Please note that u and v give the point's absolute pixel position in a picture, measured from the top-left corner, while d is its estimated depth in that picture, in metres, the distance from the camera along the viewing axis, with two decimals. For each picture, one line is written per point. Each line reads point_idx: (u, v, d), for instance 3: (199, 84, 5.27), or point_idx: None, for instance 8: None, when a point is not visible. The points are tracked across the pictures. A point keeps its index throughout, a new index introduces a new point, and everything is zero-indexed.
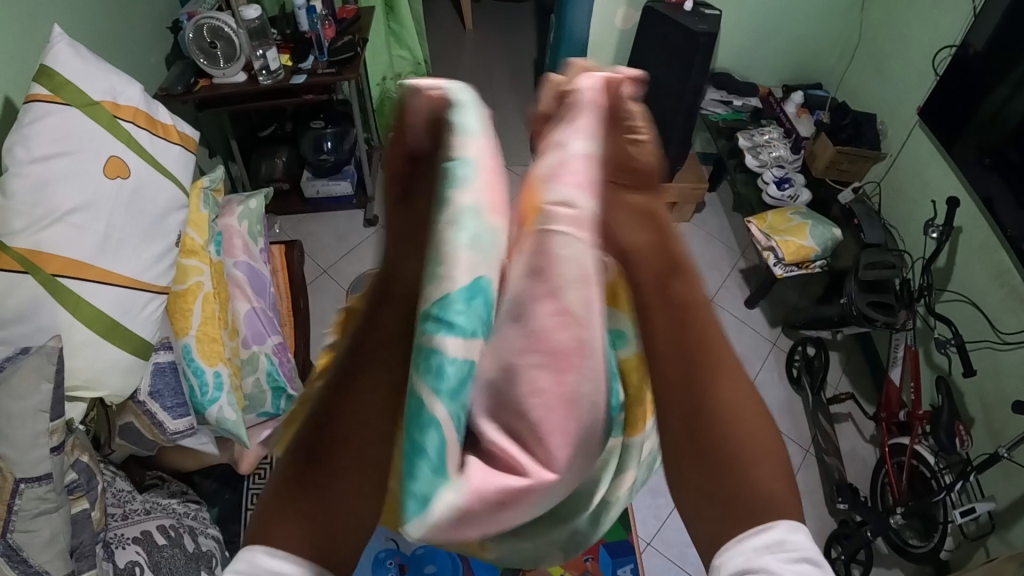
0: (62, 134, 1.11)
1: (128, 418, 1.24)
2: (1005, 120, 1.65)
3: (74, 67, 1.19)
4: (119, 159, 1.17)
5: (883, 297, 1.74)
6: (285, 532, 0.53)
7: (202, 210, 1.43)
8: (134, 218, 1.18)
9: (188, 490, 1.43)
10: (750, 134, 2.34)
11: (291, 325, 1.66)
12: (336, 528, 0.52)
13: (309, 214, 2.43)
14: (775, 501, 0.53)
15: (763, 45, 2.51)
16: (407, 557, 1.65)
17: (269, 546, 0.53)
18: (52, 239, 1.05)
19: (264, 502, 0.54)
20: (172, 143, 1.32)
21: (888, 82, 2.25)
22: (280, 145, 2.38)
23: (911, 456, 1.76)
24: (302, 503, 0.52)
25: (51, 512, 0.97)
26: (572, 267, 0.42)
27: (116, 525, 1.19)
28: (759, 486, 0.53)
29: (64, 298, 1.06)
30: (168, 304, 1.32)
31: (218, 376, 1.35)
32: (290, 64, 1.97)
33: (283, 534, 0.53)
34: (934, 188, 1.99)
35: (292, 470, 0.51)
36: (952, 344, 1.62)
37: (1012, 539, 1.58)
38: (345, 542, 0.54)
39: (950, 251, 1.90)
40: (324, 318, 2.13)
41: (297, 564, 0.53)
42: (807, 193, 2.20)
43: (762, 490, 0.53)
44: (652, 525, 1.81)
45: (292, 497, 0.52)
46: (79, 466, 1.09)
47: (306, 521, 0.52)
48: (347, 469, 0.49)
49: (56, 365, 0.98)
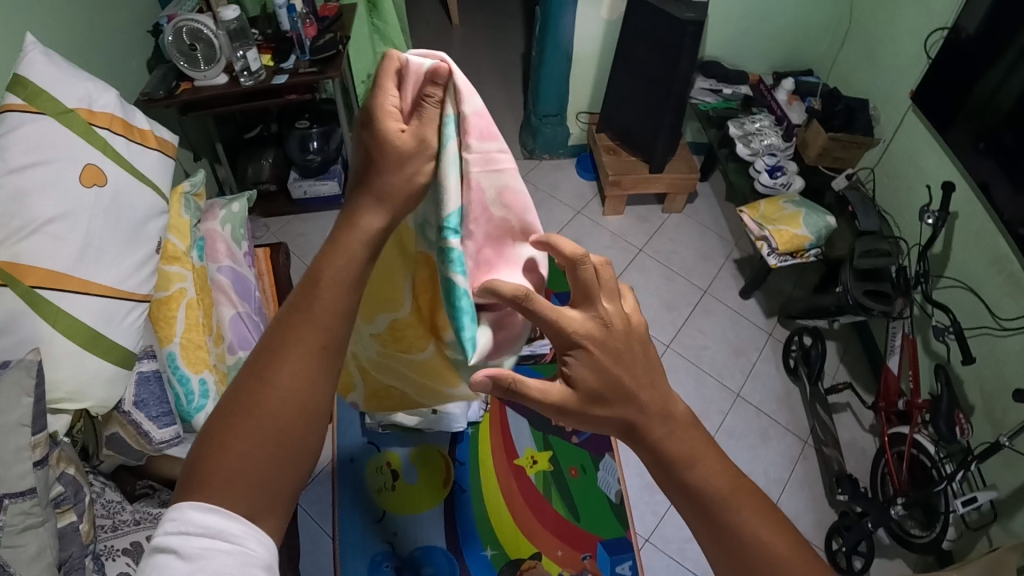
0: (36, 144, 1.09)
1: (113, 428, 1.21)
2: (998, 104, 1.63)
3: (47, 75, 1.16)
4: (96, 166, 1.15)
5: (879, 285, 1.71)
6: (221, 484, 0.60)
7: (184, 215, 1.41)
8: (114, 226, 1.15)
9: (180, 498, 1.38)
10: (740, 121, 2.32)
11: None
12: (283, 452, 0.63)
13: (297, 215, 2.41)
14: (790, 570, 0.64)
15: (752, 33, 2.48)
16: (403, 561, 1.64)
17: (198, 504, 0.59)
18: (30, 250, 1.03)
19: (205, 448, 0.62)
20: (150, 148, 1.30)
21: (880, 68, 2.22)
22: (266, 146, 2.35)
23: (911, 445, 1.74)
24: (238, 438, 0.61)
25: (37, 526, 0.94)
26: (482, 190, 0.74)
27: (105, 537, 1.18)
28: (770, 562, 0.64)
29: (42, 311, 1.03)
30: (151, 312, 1.30)
31: (204, 383, 1.32)
32: (272, 64, 1.95)
33: (218, 491, 0.60)
34: (929, 174, 1.96)
35: (237, 398, 0.63)
36: (951, 332, 1.59)
37: (1015, 528, 1.56)
38: (285, 471, 0.63)
39: (946, 237, 1.87)
40: None
41: (224, 517, 0.59)
42: (799, 180, 2.15)
43: (772, 561, 0.64)
44: (651, 522, 1.79)
45: (228, 428, 0.62)
46: (65, 479, 1.07)
47: (255, 451, 0.61)
48: (280, 403, 0.63)
49: (36, 378, 0.96)
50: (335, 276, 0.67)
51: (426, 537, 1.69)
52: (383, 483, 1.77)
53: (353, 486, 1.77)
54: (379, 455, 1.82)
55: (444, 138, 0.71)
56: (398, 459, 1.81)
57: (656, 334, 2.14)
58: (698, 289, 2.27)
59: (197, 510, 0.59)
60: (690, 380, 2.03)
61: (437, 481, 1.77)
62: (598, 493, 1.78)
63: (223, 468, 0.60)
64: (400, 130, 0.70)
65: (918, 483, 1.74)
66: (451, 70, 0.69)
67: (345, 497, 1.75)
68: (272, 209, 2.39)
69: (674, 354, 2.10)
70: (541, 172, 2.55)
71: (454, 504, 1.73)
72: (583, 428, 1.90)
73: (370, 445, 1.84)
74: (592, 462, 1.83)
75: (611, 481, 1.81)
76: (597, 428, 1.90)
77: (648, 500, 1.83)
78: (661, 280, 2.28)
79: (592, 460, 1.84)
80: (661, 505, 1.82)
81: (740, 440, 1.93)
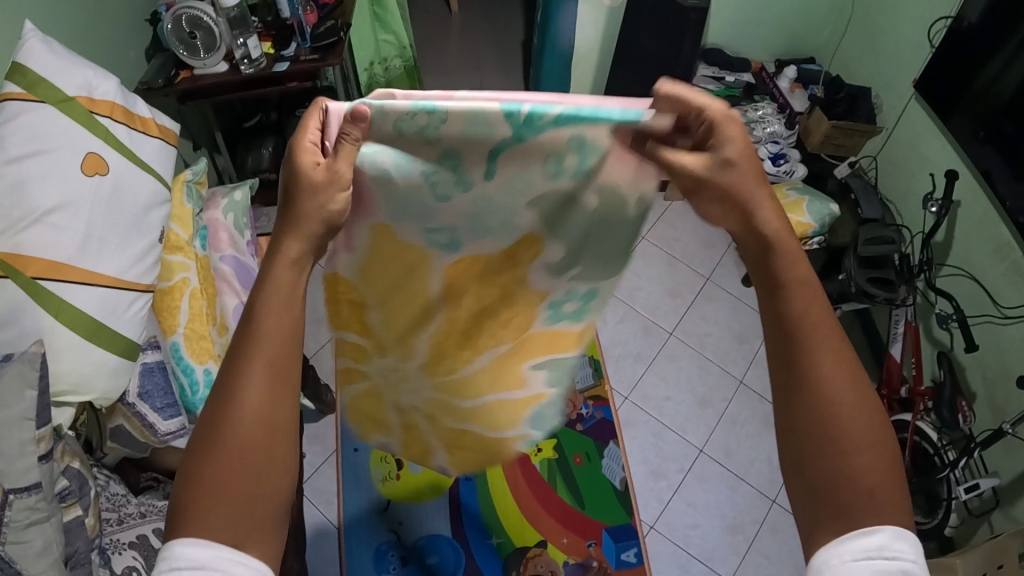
0: (36, 132, 1.07)
1: (117, 420, 1.21)
2: (999, 93, 1.64)
3: (46, 62, 1.15)
4: (97, 155, 1.14)
5: (883, 272, 1.72)
6: (213, 520, 0.61)
7: (186, 204, 1.40)
8: (116, 215, 1.14)
9: None
10: (743, 109, 2.30)
11: None
12: (264, 475, 0.64)
13: None
14: (877, 491, 0.62)
15: (754, 20, 2.46)
16: (408, 548, 1.65)
17: (190, 539, 0.60)
18: (32, 241, 1.02)
19: (184, 493, 0.62)
20: (151, 136, 1.28)
21: (882, 55, 2.21)
22: (266, 135, 2.33)
23: (914, 433, 1.73)
24: (210, 474, 0.62)
25: (42, 521, 0.93)
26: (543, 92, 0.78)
27: (111, 530, 1.18)
28: (861, 472, 0.63)
29: (45, 302, 1.03)
30: (155, 302, 1.29)
31: (207, 374, 1.31)
32: (272, 52, 1.93)
33: (210, 525, 0.60)
34: (932, 162, 1.96)
35: (204, 438, 0.64)
36: (954, 319, 1.60)
37: (1016, 514, 1.57)
38: (266, 492, 0.63)
39: (948, 226, 1.87)
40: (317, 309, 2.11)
41: (213, 545, 0.60)
42: (802, 168, 2.19)
43: (863, 479, 0.62)
44: (655, 508, 1.78)
45: (202, 469, 0.62)
46: (70, 473, 1.08)
47: (229, 484, 0.62)
48: (250, 425, 0.64)
49: (39, 372, 0.95)
50: (276, 300, 0.70)
51: (431, 526, 1.69)
52: (388, 472, 1.77)
53: (357, 476, 1.77)
54: None
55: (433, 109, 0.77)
56: None
57: (659, 323, 2.11)
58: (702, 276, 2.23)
59: (186, 545, 0.60)
60: (693, 368, 2.03)
61: (443, 471, 1.77)
62: (602, 480, 1.78)
63: (209, 499, 0.61)
64: (315, 164, 0.76)
65: (920, 470, 1.73)
66: (346, 108, 0.77)
67: (349, 486, 1.75)
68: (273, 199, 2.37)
69: (677, 341, 2.09)
70: None
71: (458, 493, 1.74)
72: (585, 414, 1.89)
73: None
74: (597, 449, 1.83)
75: (616, 468, 1.81)
76: (601, 415, 1.90)
77: (652, 489, 1.82)
78: (664, 267, 2.24)
79: (597, 447, 1.84)
80: (665, 494, 1.82)
81: (742, 428, 1.94)
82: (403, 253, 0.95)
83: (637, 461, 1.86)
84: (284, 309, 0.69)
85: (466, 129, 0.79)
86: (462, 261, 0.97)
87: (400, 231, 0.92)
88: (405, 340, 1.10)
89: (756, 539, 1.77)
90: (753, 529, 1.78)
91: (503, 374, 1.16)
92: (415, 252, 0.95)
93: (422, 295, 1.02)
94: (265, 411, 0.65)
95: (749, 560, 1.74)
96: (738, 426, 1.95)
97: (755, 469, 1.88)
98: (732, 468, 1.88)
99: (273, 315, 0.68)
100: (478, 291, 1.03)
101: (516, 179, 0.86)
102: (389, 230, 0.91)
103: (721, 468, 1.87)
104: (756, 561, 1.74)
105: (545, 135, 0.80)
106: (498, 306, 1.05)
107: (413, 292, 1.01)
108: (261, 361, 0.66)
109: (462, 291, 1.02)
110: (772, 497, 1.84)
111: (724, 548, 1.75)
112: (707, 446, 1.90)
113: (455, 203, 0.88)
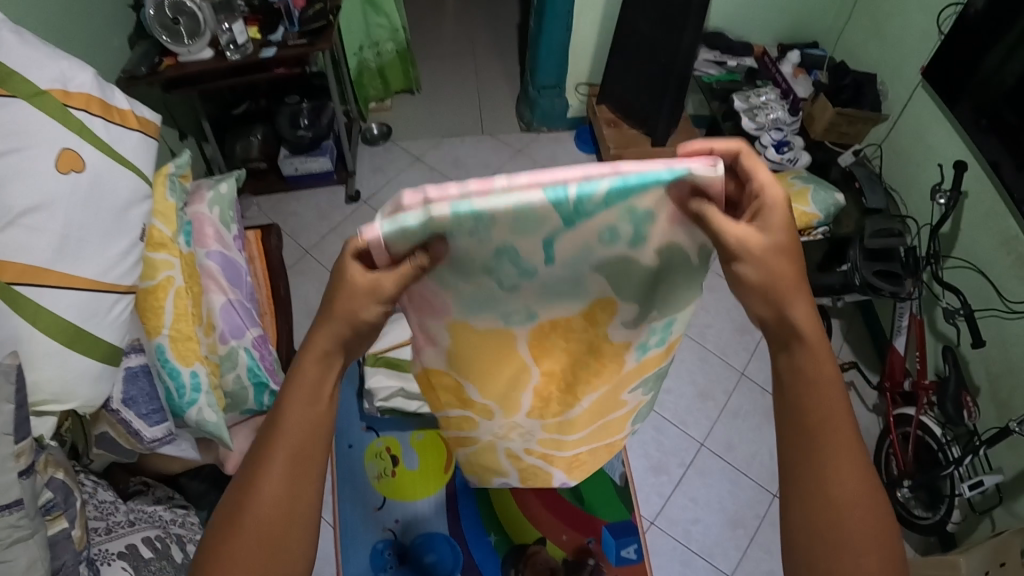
0: (7, 128, 1.01)
1: (103, 427, 1.18)
2: (1002, 82, 1.60)
3: (17, 52, 1.08)
4: (73, 152, 1.08)
5: (889, 265, 1.67)
6: None
7: (168, 198, 1.33)
8: (95, 215, 1.09)
9: (174, 494, 1.38)
10: (746, 95, 2.25)
11: (273, 313, 1.56)
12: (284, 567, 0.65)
13: (287, 192, 2.33)
14: None
15: (757, 2, 2.39)
16: (406, 546, 1.63)
17: None
18: (7, 244, 0.97)
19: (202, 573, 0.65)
20: (130, 129, 1.22)
21: (888, 41, 2.15)
22: (255, 123, 2.26)
23: (917, 427, 1.74)
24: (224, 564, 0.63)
25: (26, 538, 0.90)
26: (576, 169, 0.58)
27: (99, 540, 1.13)
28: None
29: (22, 308, 0.98)
30: (138, 302, 1.22)
31: (195, 376, 1.27)
32: (258, 37, 1.84)
33: None
34: (940, 151, 1.90)
35: (222, 526, 0.64)
36: (961, 313, 1.56)
37: (1018, 510, 1.56)
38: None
39: (955, 218, 1.83)
40: (309, 301, 2.06)
41: None
42: (806, 155, 2.13)
43: None
44: (655, 504, 1.77)
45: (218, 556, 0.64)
46: (54, 484, 1.04)
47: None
48: (268, 519, 0.64)
49: (15, 384, 0.91)
50: (301, 395, 0.66)
51: (428, 525, 1.67)
52: (383, 469, 1.74)
53: (351, 473, 1.74)
54: (378, 440, 1.78)
55: (458, 211, 0.57)
56: (400, 444, 1.78)
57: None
58: (703, 265, 2.14)
59: None
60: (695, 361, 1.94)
61: (440, 468, 1.75)
62: (603, 476, 1.75)
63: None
64: (356, 267, 0.64)
65: (922, 465, 1.74)
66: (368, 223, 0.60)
67: (343, 483, 1.72)
68: (263, 187, 2.29)
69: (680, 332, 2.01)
70: (536, 145, 2.40)
71: (456, 490, 1.72)
72: None
73: (369, 430, 1.80)
74: None
75: (617, 464, 1.78)
76: None
77: (655, 482, 1.81)
78: None
79: None
80: (666, 489, 1.80)
81: (744, 421, 1.92)
82: (485, 337, 0.79)
83: (638, 451, 1.85)
84: (320, 380, 0.67)
85: (515, 227, 0.60)
86: (545, 322, 0.78)
87: (482, 322, 0.76)
88: (503, 399, 0.91)
89: (758, 533, 1.75)
90: (755, 522, 1.76)
91: (597, 412, 0.95)
92: (501, 337, 0.79)
93: (515, 359, 0.83)
94: (289, 506, 0.65)
95: (751, 555, 1.71)
96: (739, 420, 1.92)
97: (756, 463, 1.85)
98: (733, 461, 1.85)
99: (306, 399, 0.66)
100: (565, 344, 0.83)
101: (575, 251, 0.66)
102: (470, 327, 0.76)
103: (722, 461, 1.85)
104: (756, 556, 1.72)
105: (595, 220, 0.61)
106: (599, 360, 0.85)
107: (509, 368, 0.84)
108: (285, 450, 0.65)
109: (549, 348, 0.83)
110: (772, 491, 1.81)
111: (726, 543, 1.73)
112: (707, 439, 1.88)
113: (522, 290, 0.71)
